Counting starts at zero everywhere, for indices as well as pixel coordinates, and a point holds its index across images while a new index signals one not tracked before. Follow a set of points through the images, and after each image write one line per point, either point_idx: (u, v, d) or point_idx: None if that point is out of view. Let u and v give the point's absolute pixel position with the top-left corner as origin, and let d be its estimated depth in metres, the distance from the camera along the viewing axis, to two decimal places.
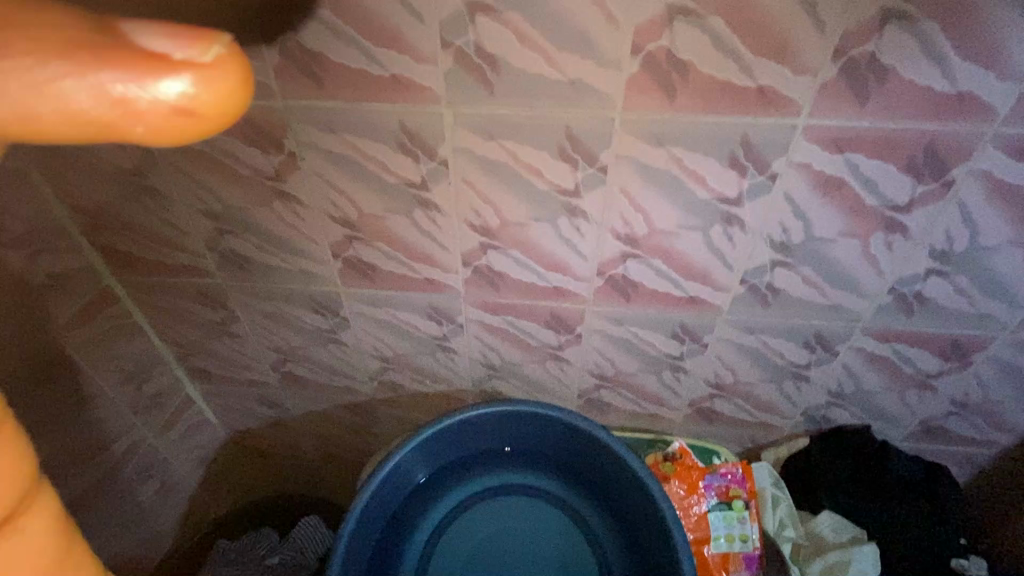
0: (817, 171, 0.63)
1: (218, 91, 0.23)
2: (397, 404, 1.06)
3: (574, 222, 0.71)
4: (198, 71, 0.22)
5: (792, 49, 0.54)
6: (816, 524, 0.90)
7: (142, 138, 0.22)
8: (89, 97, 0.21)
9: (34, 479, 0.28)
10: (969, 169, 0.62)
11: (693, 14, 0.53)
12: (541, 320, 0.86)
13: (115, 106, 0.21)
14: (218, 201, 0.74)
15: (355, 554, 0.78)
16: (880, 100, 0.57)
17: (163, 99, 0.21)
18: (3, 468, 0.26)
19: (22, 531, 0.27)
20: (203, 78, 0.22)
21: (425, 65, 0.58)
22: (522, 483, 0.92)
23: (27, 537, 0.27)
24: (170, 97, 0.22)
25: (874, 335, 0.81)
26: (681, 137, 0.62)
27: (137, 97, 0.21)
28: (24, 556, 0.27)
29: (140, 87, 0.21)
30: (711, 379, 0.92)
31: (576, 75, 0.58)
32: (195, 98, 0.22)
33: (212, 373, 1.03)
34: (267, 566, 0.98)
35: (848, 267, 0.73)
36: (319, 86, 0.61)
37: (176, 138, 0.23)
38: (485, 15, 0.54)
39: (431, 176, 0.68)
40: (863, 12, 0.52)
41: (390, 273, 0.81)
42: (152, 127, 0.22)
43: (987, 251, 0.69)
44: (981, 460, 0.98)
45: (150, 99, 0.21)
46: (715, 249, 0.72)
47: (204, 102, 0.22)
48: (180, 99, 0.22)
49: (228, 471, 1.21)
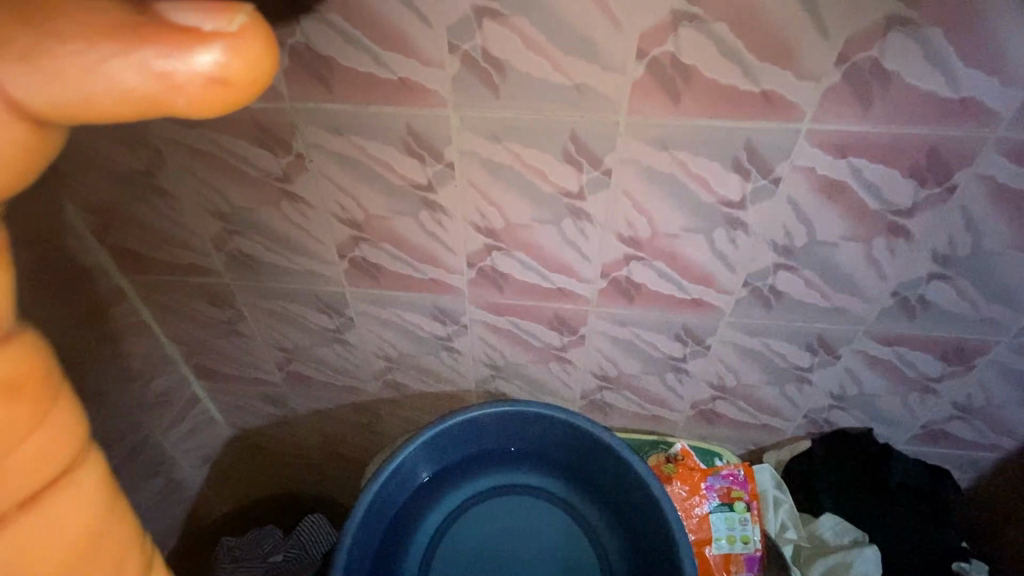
0: (820, 175, 0.64)
1: (246, 58, 0.24)
2: (401, 404, 1.06)
3: (578, 224, 0.71)
4: (228, 41, 0.23)
5: (796, 55, 0.55)
6: (817, 526, 0.91)
7: (184, 110, 0.24)
8: (135, 74, 0.23)
9: (83, 440, 0.31)
10: (972, 173, 0.62)
11: (698, 20, 0.53)
12: (545, 321, 0.86)
13: (158, 80, 0.23)
14: (227, 201, 0.75)
15: (359, 552, 0.79)
16: (883, 105, 0.58)
17: (198, 70, 0.23)
18: (60, 431, 0.29)
19: (77, 483, 0.31)
20: (233, 48, 0.23)
21: (432, 69, 0.59)
22: (525, 482, 0.92)
23: (82, 488, 0.31)
24: (205, 68, 0.23)
25: (877, 338, 0.81)
26: (685, 141, 0.62)
27: (177, 70, 0.23)
28: (79, 505, 0.31)
29: (178, 59, 0.23)
30: (714, 381, 0.92)
31: (581, 79, 0.58)
32: (227, 66, 0.23)
33: (218, 371, 1.04)
34: (272, 563, 1.00)
35: (850, 270, 0.73)
36: (327, 88, 0.62)
37: (214, 110, 0.25)
38: (492, 19, 0.55)
39: (437, 178, 0.69)
40: (866, 18, 0.52)
41: (395, 273, 0.82)
42: (192, 98, 0.24)
43: (990, 255, 0.69)
44: (983, 464, 0.98)
45: (187, 72, 0.23)
46: (718, 252, 0.73)
47: (233, 71, 0.24)
48: (214, 68, 0.23)
49: (233, 469, 1.22)
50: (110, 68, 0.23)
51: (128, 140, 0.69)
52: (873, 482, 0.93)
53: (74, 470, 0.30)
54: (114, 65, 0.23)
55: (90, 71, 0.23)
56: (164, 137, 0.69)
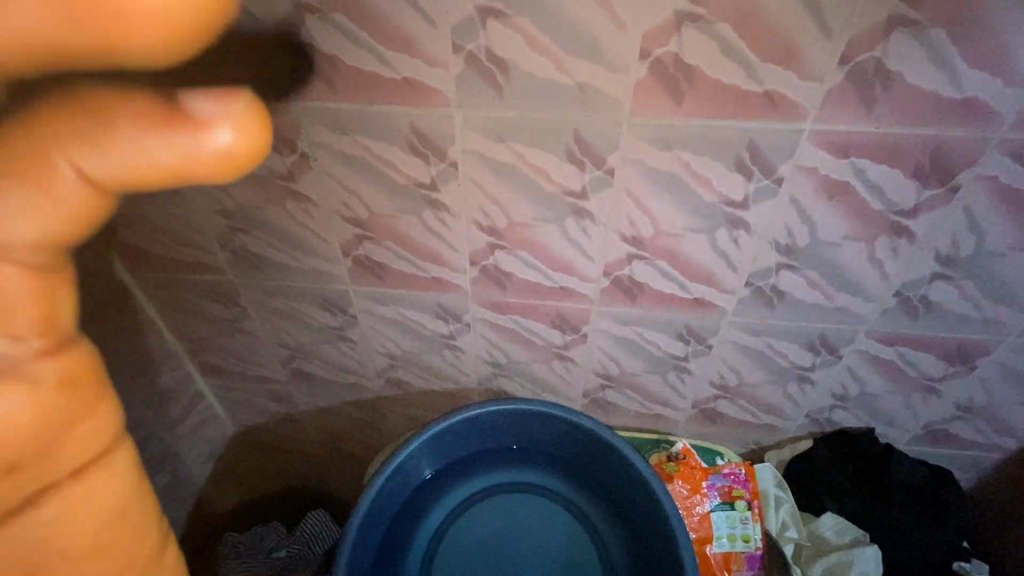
0: (822, 175, 0.64)
1: (249, 134, 0.28)
2: (403, 402, 1.07)
3: (581, 223, 0.72)
4: (233, 121, 0.28)
5: (799, 55, 0.55)
6: (818, 525, 0.91)
7: (201, 176, 0.29)
8: (165, 152, 0.28)
9: (118, 434, 0.35)
10: (975, 173, 0.62)
11: (701, 20, 0.53)
12: (547, 320, 0.87)
13: (181, 155, 0.28)
14: (232, 199, 0.76)
15: (362, 549, 0.79)
16: (886, 105, 0.58)
17: (213, 145, 0.28)
18: (103, 420, 0.33)
19: (112, 468, 0.34)
20: (238, 125, 0.28)
21: (436, 68, 0.60)
22: (527, 480, 0.93)
23: (113, 475, 0.34)
24: (220, 144, 0.28)
25: (878, 338, 0.81)
26: (688, 140, 0.62)
27: (197, 146, 0.28)
28: (110, 490, 0.34)
29: (197, 138, 0.27)
30: (715, 381, 0.92)
31: (584, 79, 0.58)
32: (233, 143, 0.28)
33: (222, 368, 1.05)
34: (275, 559, 1.00)
35: (852, 270, 0.73)
36: (332, 88, 0.62)
37: (227, 174, 0.29)
38: (496, 20, 0.55)
39: (440, 177, 0.69)
40: (869, 19, 0.52)
41: (398, 271, 0.82)
42: (208, 166, 0.28)
43: (992, 255, 0.69)
44: (985, 464, 0.98)
45: (205, 146, 0.28)
46: (720, 252, 0.73)
47: (239, 146, 0.28)
48: (225, 145, 0.28)
49: (236, 465, 1.23)
50: (141, 149, 0.27)
51: None
52: (874, 483, 0.93)
53: (113, 453, 0.34)
54: (151, 147, 0.28)
55: (128, 146, 0.28)
56: None
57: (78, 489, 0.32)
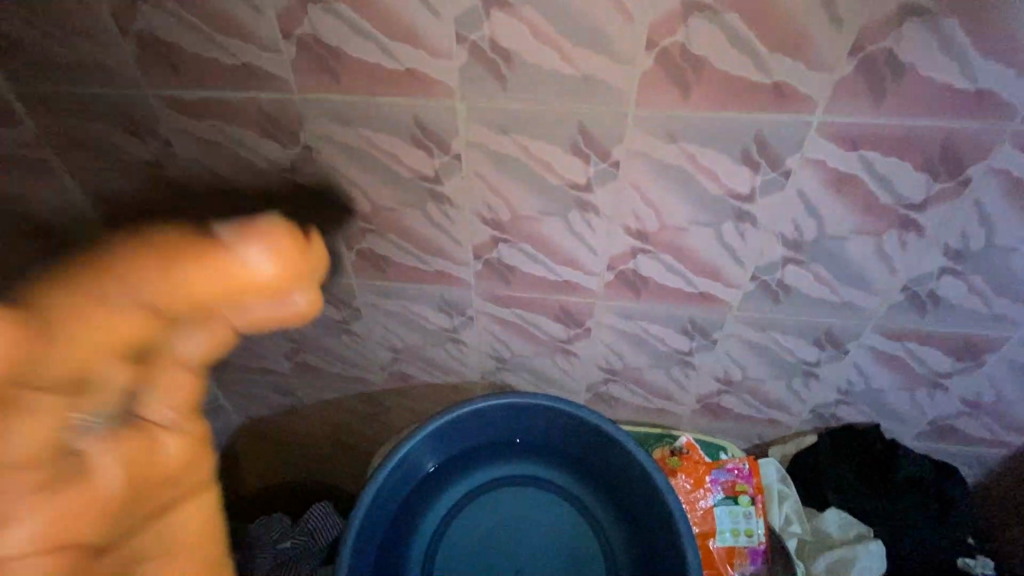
0: (831, 168, 0.63)
1: (315, 296, 0.45)
2: (407, 395, 1.07)
3: (585, 216, 0.71)
4: (308, 287, 0.44)
5: (809, 45, 0.54)
6: (822, 520, 0.90)
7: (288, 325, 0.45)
8: (276, 306, 0.43)
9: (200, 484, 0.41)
10: (987, 167, 0.61)
11: (709, 10, 0.53)
12: (551, 314, 0.86)
13: (282, 311, 0.43)
14: (235, 192, 0.76)
15: (365, 541, 0.80)
16: (896, 97, 0.57)
17: (296, 304, 0.44)
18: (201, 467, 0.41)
19: (187, 509, 0.41)
20: (310, 289, 0.44)
21: (439, 59, 0.59)
22: (530, 474, 0.93)
23: (192, 510, 0.41)
24: (300, 304, 0.44)
25: (885, 333, 0.81)
26: (695, 133, 0.62)
27: (290, 301, 0.43)
28: (193, 519, 0.41)
29: (280, 299, 0.42)
30: (720, 375, 0.92)
31: (589, 70, 0.58)
32: (308, 297, 0.44)
33: (227, 361, 1.05)
34: (280, 550, 1.01)
35: (860, 265, 0.72)
36: (334, 79, 0.62)
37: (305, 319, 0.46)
38: (500, 10, 0.55)
39: (444, 170, 0.69)
40: (881, 8, 0.51)
41: (402, 265, 0.82)
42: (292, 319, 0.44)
43: (1003, 250, 0.68)
44: (991, 460, 0.97)
45: (293, 303, 0.43)
46: (726, 246, 0.72)
47: (310, 302, 0.45)
48: (304, 304, 0.44)
49: (241, 457, 1.23)
50: (249, 315, 0.42)
51: (138, 131, 0.70)
52: (881, 477, 0.92)
53: (195, 497, 0.41)
54: (263, 307, 0.42)
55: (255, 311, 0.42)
56: (173, 127, 0.69)
57: (141, 537, 0.38)
